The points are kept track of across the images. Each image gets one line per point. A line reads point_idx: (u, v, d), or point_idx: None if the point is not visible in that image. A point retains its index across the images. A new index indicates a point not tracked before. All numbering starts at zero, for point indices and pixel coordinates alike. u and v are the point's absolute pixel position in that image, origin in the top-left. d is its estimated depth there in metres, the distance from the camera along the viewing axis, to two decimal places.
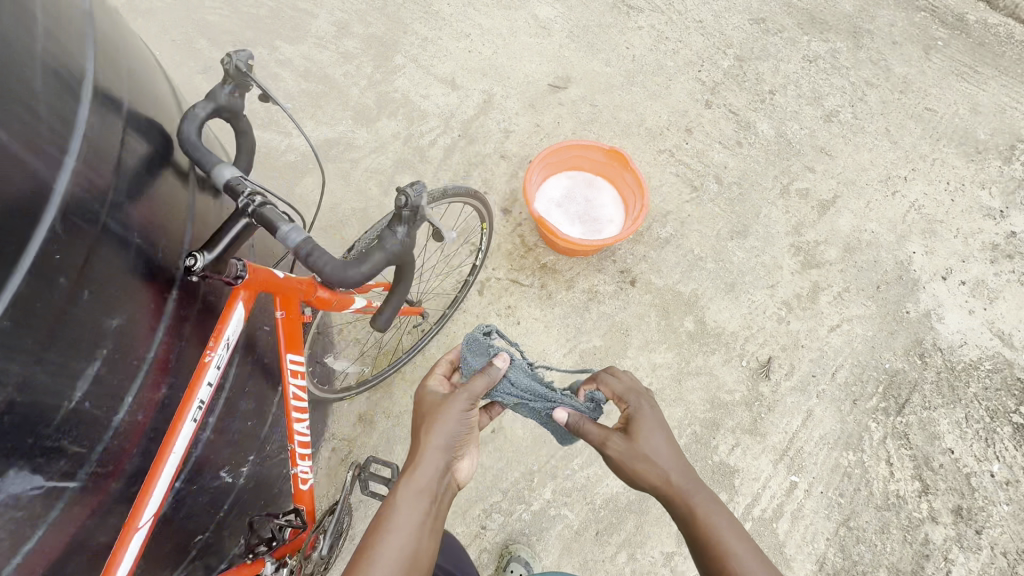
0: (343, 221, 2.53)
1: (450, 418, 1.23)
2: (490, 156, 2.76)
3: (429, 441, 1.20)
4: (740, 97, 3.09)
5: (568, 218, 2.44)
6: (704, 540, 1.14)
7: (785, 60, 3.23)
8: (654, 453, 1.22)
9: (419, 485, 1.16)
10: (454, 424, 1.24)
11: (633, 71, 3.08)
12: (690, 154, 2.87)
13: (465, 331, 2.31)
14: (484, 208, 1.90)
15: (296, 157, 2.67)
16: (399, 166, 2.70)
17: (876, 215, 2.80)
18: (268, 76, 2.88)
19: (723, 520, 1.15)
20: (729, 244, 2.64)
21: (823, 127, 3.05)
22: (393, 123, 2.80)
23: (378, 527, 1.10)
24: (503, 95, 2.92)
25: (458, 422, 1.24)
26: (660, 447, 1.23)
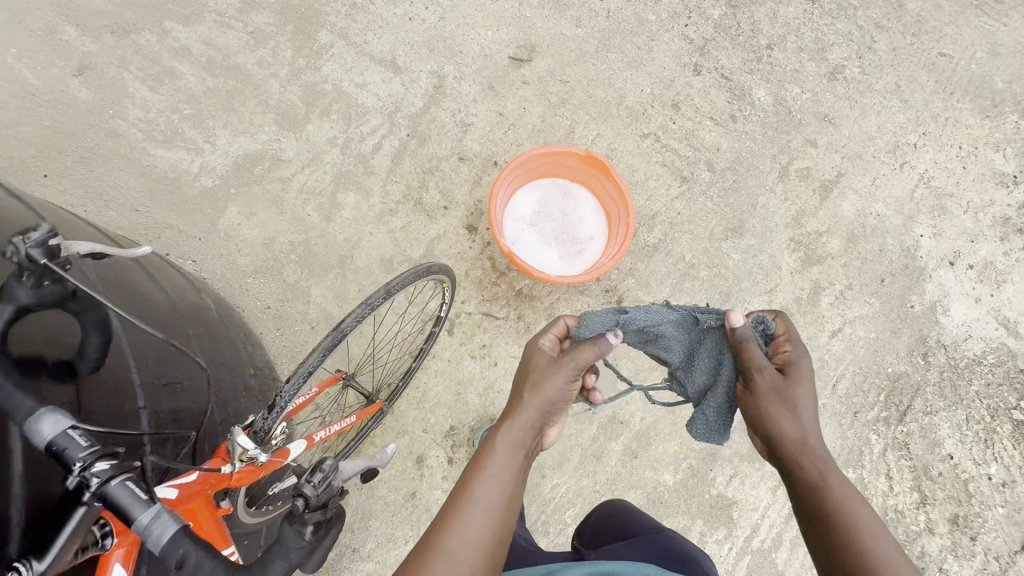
0: (282, 258, 2.15)
1: (552, 384, 1.36)
2: (447, 159, 2.34)
3: (531, 401, 1.34)
4: (734, 56, 2.63)
5: (543, 239, 2.11)
6: (839, 518, 1.11)
7: (785, 2, 2.72)
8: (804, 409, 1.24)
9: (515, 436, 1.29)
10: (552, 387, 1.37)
11: (608, 31, 2.57)
12: (678, 136, 2.48)
13: (437, 381, 2.07)
14: (443, 273, 1.60)
15: (214, 181, 2.21)
16: (340, 181, 2.26)
17: (882, 195, 2.52)
18: (163, 73, 2.31)
19: (863, 502, 1.12)
20: (723, 245, 2.36)
21: (827, 88, 2.65)
22: (326, 125, 2.33)
23: (476, 470, 1.22)
24: (456, 78, 2.43)
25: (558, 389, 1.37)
26: (813, 416, 1.24)
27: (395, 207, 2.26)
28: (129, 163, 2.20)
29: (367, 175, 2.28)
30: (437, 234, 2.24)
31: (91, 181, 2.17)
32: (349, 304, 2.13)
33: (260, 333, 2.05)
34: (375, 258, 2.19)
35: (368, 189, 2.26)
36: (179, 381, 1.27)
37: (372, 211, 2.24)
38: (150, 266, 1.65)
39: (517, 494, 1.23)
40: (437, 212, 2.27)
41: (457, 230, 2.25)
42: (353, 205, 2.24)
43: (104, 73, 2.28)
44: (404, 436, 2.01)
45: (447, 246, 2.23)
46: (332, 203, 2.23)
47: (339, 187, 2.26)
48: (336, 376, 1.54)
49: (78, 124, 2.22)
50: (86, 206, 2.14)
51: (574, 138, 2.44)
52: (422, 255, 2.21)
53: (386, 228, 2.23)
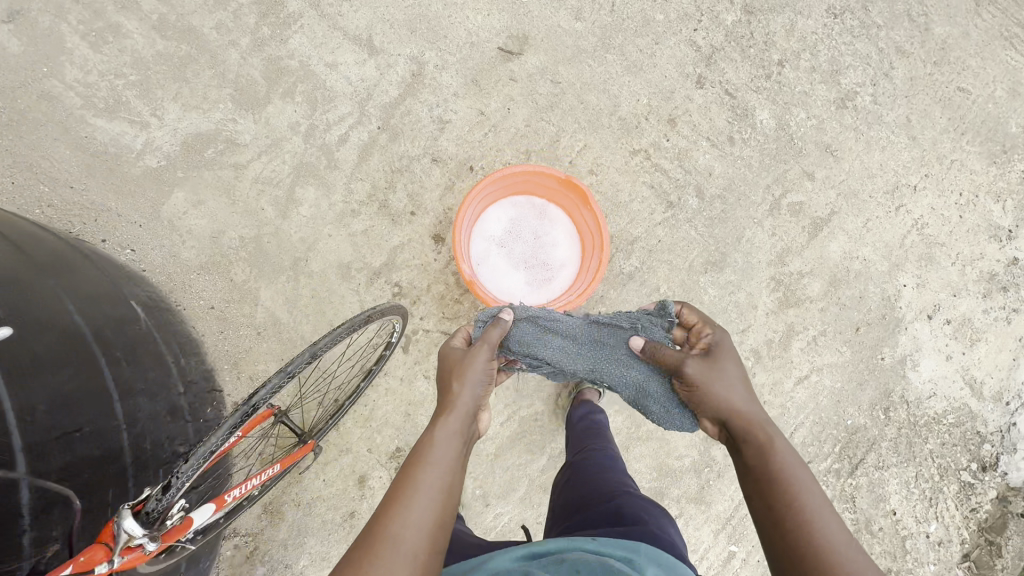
0: (230, 255, 2.00)
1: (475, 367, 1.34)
2: (419, 159, 2.16)
3: (460, 389, 1.32)
4: (741, 70, 2.43)
5: (511, 261, 1.98)
6: (768, 476, 1.11)
7: (805, 13, 2.50)
8: (726, 380, 1.27)
9: (452, 425, 1.26)
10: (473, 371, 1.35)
11: (609, 29, 2.34)
12: (670, 155, 2.32)
13: (386, 400, 1.99)
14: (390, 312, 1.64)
15: (160, 161, 2.02)
16: (300, 173, 2.09)
17: (872, 239, 2.42)
18: (106, 28, 2.05)
19: (788, 455, 1.13)
20: (701, 278, 2.26)
21: (834, 116, 2.49)
22: (289, 108, 2.12)
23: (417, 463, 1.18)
24: (437, 67, 2.21)
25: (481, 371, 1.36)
26: (735, 379, 1.27)
27: (357, 208, 2.10)
28: (64, 132, 1.99)
29: (330, 169, 2.10)
30: (400, 242, 2.10)
31: (21, 149, 1.96)
32: (299, 311, 2.01)
33: (201, 335, 1.93)
34: (331, 264, 2.05)
35: (329, 186, 2.09)
36: (80, 429, 1.20)
37: (332, 211, 2.08)
38: (82, 269, 1.55)
39: (460, 480, 1.20)
40: (402, 218, 2.11)
41: (422, 240, 2.11)
42: (312, 202, 2.07)
43: (37, 22, 2.00)
44: (347, 455, 1.94)
45: (410, 256, 2.09)
46: (289, 198, 2.06)
47: (298, 181, 2.08)
48: (267, 411, 1.47)
49: (7, 82, 1.98)
50: (14, 177, 1.94)
51: (559, 146, 2.26)
52: (382, 264, 2.08)
53: (346, 231, 2.08)
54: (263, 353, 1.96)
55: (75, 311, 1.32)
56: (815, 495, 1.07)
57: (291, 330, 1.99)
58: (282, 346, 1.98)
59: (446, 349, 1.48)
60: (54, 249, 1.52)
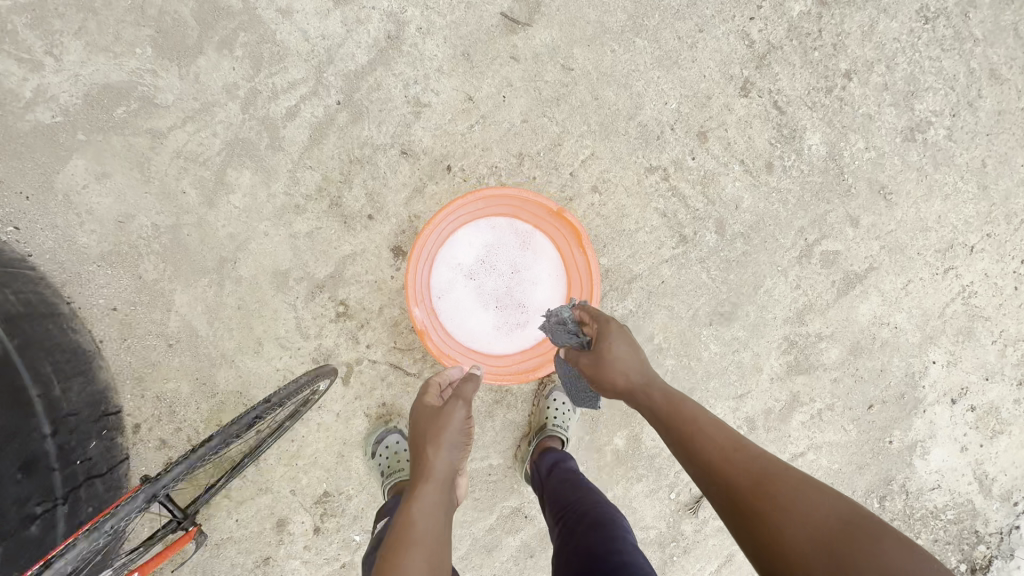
0: (140, 247, 1.64)
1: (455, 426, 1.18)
2: (385, 150, 1.74)
3: (438, 458, 1.13)
4: (798, 78, 1.96)
5: (479, 298, 1.64)
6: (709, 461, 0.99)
7: (890, 13, 2.00)
8: (624, 363, 1.17)
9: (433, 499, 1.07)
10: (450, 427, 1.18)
11: (645, 4, 1.84)
12: (693, 178, 1.91)
13: (317, 438, 1.72)
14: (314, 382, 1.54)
15: (54, 115, 1.60)
16: (234, 152, 1.68)
17: (908, 304, 2.07)
18: None
19: (713, 426, 1.03)
20: (704, 331, 1.93)
21: (896, 150, 2.04)
22: (225, 63, 1.67)
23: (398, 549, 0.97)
24: (420, 30, 1.74)
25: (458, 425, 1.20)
26: (625, 354, 1.19)
27: (302, 204, 1.71)
28: None
29: (272, 151, 1.69)
30: (351, 252, 1.73)
31: None
32: (221, 324, 1.67)
33: (100, 342, 1.62)
34: (264, 270, 1.69)
35: (269, 173, 1.69)
36: None
37: (271, 204, 1.69)
38: None
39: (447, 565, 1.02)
40: (356, 223, 1.73)
41: (379, 252, 1.74)
42: (247, 191, 1.68)
43: None
44: (267, 494, 1.70)
45: (361, 271, 1.74)
46: (218, 182, 1.67)
47: (231, 162, 1.68)
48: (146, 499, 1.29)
49: None
50: None
51: (560, 152, 1.83)
52: (327, 276, 1.72)
53: (286, 231, 1.70)
54: (173, 370, 1.65)
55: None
56: (762, 458, 0.96)
57: (210, 345, 1.67)
58: (197, 363, 1.67)
59: (419, 405, 1.29)
60: None
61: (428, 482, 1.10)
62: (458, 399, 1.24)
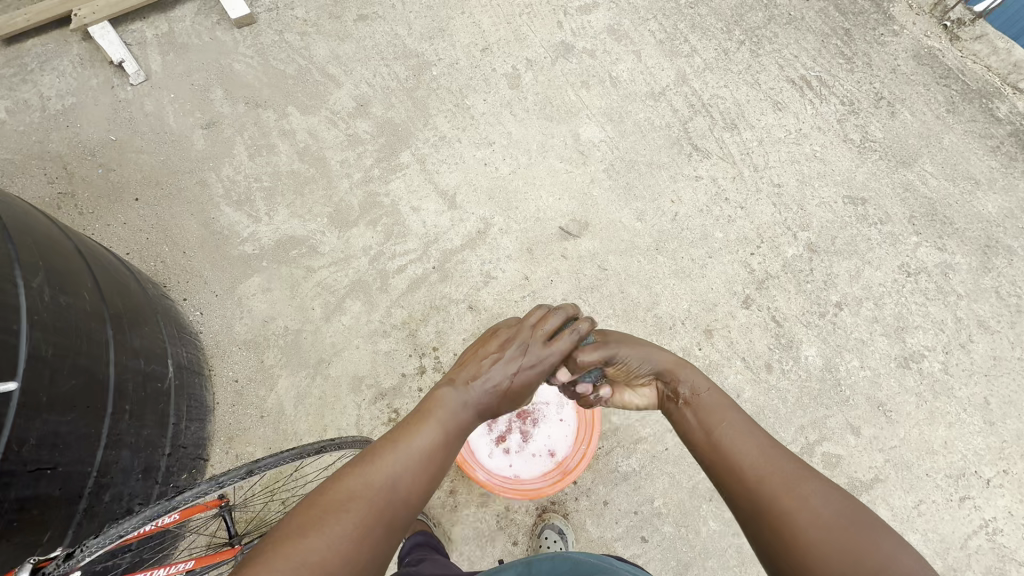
0: (270, 340, 2.29)
1: (501, 376, 1.40)
2: (458, 303, 2.37)
3: (478, 383, 1.39)
4: (794, 302, 2.43)
5: (505, 444, 2.09)
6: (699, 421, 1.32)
7: (874, 264, 2.51)
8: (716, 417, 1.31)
9: (455, 413, 1.33)
10: (494, 385, 1.40)
11: (667, 234, 2.52)
12: (698, 364, 2.32)
13: None
14: None
15: (255, 249, 2.44)
16: (355, 289, 2.38)
17: (924, 525, 2.15)
18: (264, 146, 2.61)
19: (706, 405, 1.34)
20: (703, 506, 2.06)
21: (894, 374, 2.33)
22: (368, 233, 2.47)
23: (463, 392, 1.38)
24: (502, 229, 2.49)
25: (504, 377, 1.41)
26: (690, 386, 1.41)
27: (389, 330, 2.31)
28: (198, 210, 2.50)
29: (379, 292, 2.37)
30: (413, 374, 2.26)
31: (165, 215, 2.48)
32: (303, 412, 2.20)
33: (215, 403, 2.19)
34: (348, 375, 2.24)
35: (373, 307, 2.35)
36: (54, 467, 1.31)
37: (366, 329, 2.31)
38: (143, 315, 1.84)
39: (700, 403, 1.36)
40: (424, 353, 2.29)
41: (434, 378, 2.26)
42: (353, 317, 2.33)
43: (223, 132, 2.62)
44: None
45: (418, 389, 2.24)
46: (338, 307, 2.35)
47: (350, 295, 2.37)
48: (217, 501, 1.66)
49: (181, 166, 2.56)
50: (148, 235, 2.44)
51: None
52: (391, 389, 2.23)
53: (372, 350, 2.28)
54: (256, 439, 2.17)
55: (23, 283, 1.33)
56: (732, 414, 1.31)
57: (291, 425, 2.18)
58: (277, 438, 2.17)
59: (498, 357, 1.43)
60: (130, 291, 1.84)
61: (461, 394, 1.37)
62: (529, 363, 1.43)
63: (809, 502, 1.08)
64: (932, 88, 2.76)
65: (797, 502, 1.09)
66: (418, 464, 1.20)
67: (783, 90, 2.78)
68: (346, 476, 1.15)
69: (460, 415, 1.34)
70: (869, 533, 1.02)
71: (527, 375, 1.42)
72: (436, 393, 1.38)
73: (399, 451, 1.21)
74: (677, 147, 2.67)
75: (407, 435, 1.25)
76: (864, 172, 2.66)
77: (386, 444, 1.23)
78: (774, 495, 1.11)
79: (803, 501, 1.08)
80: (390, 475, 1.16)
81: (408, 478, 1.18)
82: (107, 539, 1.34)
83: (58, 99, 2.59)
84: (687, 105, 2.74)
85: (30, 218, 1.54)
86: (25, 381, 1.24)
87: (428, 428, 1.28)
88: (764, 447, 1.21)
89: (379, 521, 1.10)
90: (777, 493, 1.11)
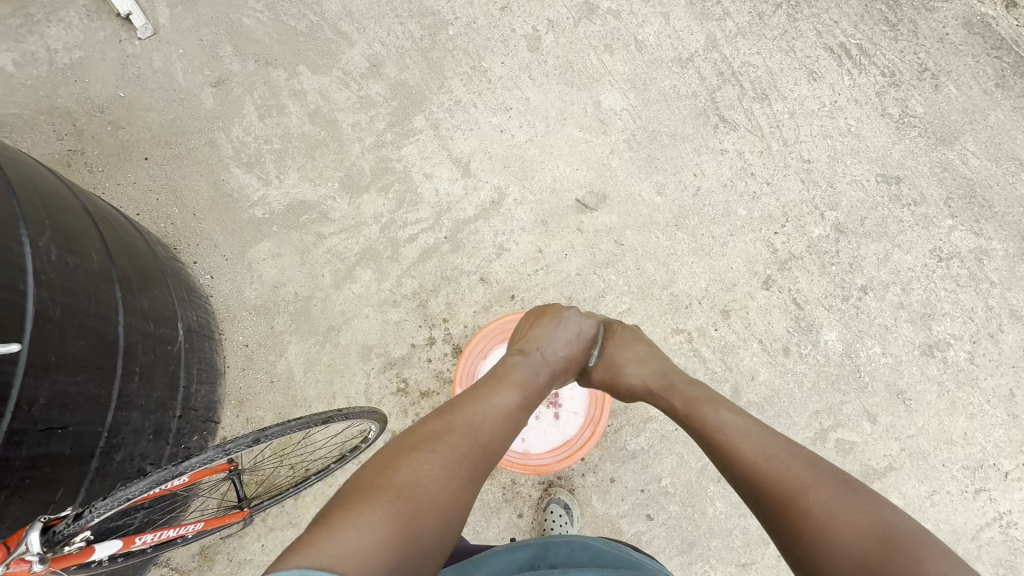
0: (281, 306, 2.28)
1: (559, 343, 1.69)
2: (470, 275, 2.32)
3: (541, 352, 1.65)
4: (817, 284, 2.34)
5: None
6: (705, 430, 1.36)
7: (904, 248, 2.40)
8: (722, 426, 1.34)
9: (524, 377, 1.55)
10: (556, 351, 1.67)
11: (687, 209, 2.43)
12: (714, 345, 2.27)
13: None
14: (369, 431, 1.99)
15: (265, 213, 2.40)
16: (366, 257, 2.34)
17: (935, 515, 2.12)
18: (274, 106, 2.53)
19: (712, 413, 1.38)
20: (711, 487, 2.05)
21: (916, 362, 2.26)
22: (380, 200, 2.41)
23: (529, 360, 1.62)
24: (517, 199, 2.42)
25: (560, 347, 1.69)
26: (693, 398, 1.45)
27: (399, 300, 2.28)
28: (208, 171, 2.45)
29: (390, 261, 2.33)
30: (423, 345, 2.24)
31: (175, 176, 2.44)
32: (313, 379, 2.20)
33: (226, 366, 2.20)
34: (357, 344, 2.23)
35: (383, 276, 2.31)
36: (64, 427, 1.32)
37: (376, 298, 2.28)
38: (152, 277, 1.82)
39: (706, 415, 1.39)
40: (434, 323, 2.26)
41: (444, 350, 2.24)
42: (363, 285, 2.30)
43: (233, 91, 2.54)
44: (293, 528, 2.03)
45: (427, 360, 2.22)
46: (348, 275, 2.32)
47: (361, 264, 2.33)
48: (224, 466, 1.69)
49: (191, 126, 2.50)
50: (158, 196, 2.41)
51: (602, 302, 2.32)
52: (401, 359, 2.22)
53: (382, 319, 2.26)
54: (266, 404, 2.18)
55: (28, 241, 1.30)
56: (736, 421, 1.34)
57: (300, 391, 2.19)
58: (286, 403, 2.18)
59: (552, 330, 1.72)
60: (138, 252, 1.81)
61: (530, 361, 1.61)
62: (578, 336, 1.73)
63: (823, 508, 1.11)
64: (982, 59, 2.57)
65: (802, 508, 1.13)
66: (502, 417, 1.38)
67: (819, 58, 2.61)
68: (431, 426, 1.29)
69: (532, 378, 1.57)
70: (889, 539, 1.03)
71: (576, 347, 1.72)
72: (508, 364, 1.60)
73: (480, 410, 1.36)
74: (702, 118, 2.54)
75: (488, 394, 1.43)
76: (901, 150, 2.51)
77: (467, 403, 1.38)
78: (792, 497, 1.15)
79: (817, 507, 1.12)
80: (471, 426, 1.31)
81: (492, 430, 1.34)
82: (116, 501, 1.39)
83: (65, 52, 2.51)
84: (716, 72, 2.59)
85: (35, 174, 1.50)
86: (32, 341, 1.23)
87: (502, 392, 1.45)
88: (774, 450, 1.25)
89: (466, 464, 1.23)
90: (788, 502, 1.15)
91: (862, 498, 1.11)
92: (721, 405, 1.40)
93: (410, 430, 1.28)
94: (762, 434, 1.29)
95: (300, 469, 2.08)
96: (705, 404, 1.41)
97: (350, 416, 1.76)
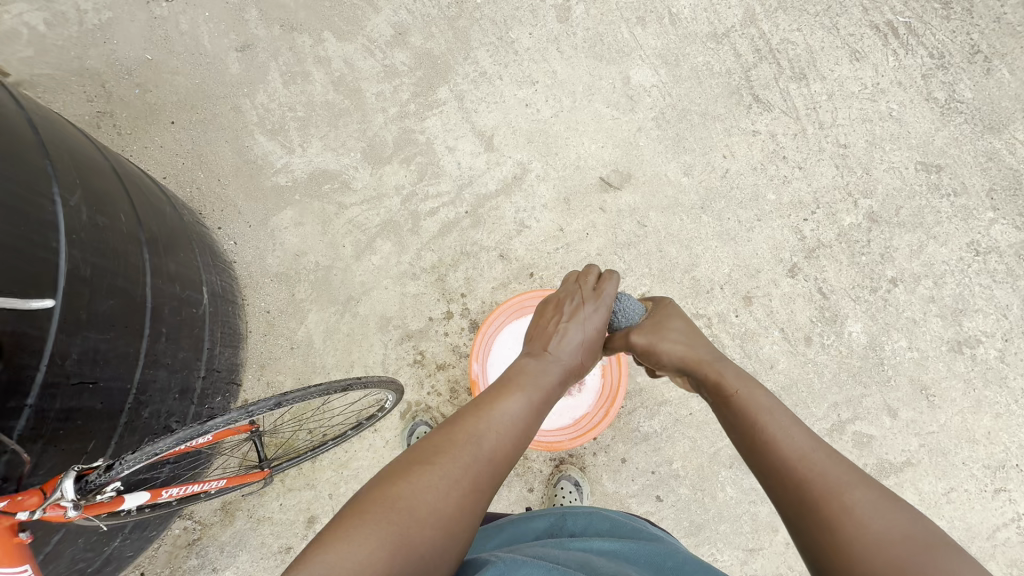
0: (301, 275, 2.31)
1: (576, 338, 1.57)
2: (489, 251, 2.31)
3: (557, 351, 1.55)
4: (844, 274, 2.28)
5: None
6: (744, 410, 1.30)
7: (940, 240, 2.31)
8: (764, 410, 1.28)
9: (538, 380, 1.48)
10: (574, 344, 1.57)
11: (714, 192, 2.36)
12: (733, 331, 2.23)
13: (364, 456, 2.12)
14: (386, 401, 2.02)
15: (288, 181, 2.41)
16: (386, 229, 2.34)
17: (951, 512, 2.10)
18: (299, 73, 2.51)
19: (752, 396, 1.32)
20: (722, 472, 2.05)
21: (943, 358, 2.20)
22: (401, 172, 2.40)
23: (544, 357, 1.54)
24: (539, 175, 2.38)
25: (580, 343, 1.58)
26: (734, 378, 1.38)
27: (418, 273, 2.29)
28: (233, 137, 2.46)
29: (410, 234, 2.33)
30: (440, 319, 2.25)
31: (200, 141, 2.45)
32: (331, 347, 2.24)
33: (248, 331, 2.25)
34: (375, 314, 2.25)
35: (403, 248, 2.31)
36: (95, 382, 1.36)
37: (395, 270, 2.29)
38: (178, 240, 1.84)
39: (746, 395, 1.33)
40: (452, 298, 2.27)
41: (461, 324, 2.25)
42: (382, 257, 2.31)
43: (258, 56, 2.52)
44: (310, 490, 2.10)
45: (444, 334, 2.24)
46: (368, 246, 2.32)
47: (381, 236, 2.33)
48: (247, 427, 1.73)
49: (216, 91, 2.50)
50: (184, 161, 2.43)
51: (622, 283, 2.29)
52: (418, 332, 2.24)
53: (400, 292, 2.27)
54: (286, 369, 2.23)
55: (61, 200, 1.32)
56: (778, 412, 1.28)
57: (319, 359, 2.23)
58: (305, 370, 2.23)
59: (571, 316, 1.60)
60: (164, 214, 1.84)
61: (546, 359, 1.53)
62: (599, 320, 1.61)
63: (860, 510, 1.05)
64: None
65: (842, 504, 1.07)
66: (509, 427, 1.33)
67: (864, 37, 2.48)
68: (437, 438, 1.27)
69: (546, 377, 1.49)
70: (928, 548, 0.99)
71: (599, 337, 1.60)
72: (519, 365, 1.54)
73: (485, 419, 1.32)
74: (735, 97, 2.45)
75: (498, 402, 1.38)
76: (945, 136, 2.39)
77: (473, 413, 1.33)
78: (827, 493, 1.09)
79: (851, 506, 1.06)
80: (476, 436, 1.27)
81: (498, 441, 1.30)
82: (144, 455, 1.43)
83: (94, 12, 2.51)
84: (752, 49, 2.48)
85: (65, 132, 1.52)
86: (65, 298, 1.27)
87: (515, 398, 1.39)
88: (812, 445, 1.19)
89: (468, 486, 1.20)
90: (828, 495, 1.09)
91: (896, 502, 1.06)
92: (761, 390, 1.33)
93: (418, 445, 1.27)
94: (800, 430, 1.23)
95: (318, 434, 2.13)
96: (751, 383, 1.35)
97: (368, 385, 1.78)
